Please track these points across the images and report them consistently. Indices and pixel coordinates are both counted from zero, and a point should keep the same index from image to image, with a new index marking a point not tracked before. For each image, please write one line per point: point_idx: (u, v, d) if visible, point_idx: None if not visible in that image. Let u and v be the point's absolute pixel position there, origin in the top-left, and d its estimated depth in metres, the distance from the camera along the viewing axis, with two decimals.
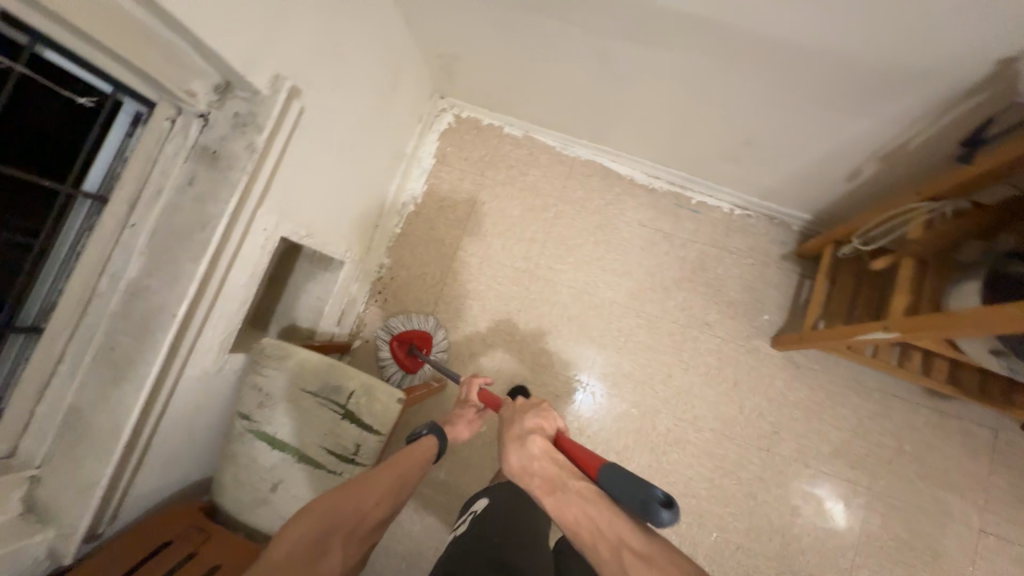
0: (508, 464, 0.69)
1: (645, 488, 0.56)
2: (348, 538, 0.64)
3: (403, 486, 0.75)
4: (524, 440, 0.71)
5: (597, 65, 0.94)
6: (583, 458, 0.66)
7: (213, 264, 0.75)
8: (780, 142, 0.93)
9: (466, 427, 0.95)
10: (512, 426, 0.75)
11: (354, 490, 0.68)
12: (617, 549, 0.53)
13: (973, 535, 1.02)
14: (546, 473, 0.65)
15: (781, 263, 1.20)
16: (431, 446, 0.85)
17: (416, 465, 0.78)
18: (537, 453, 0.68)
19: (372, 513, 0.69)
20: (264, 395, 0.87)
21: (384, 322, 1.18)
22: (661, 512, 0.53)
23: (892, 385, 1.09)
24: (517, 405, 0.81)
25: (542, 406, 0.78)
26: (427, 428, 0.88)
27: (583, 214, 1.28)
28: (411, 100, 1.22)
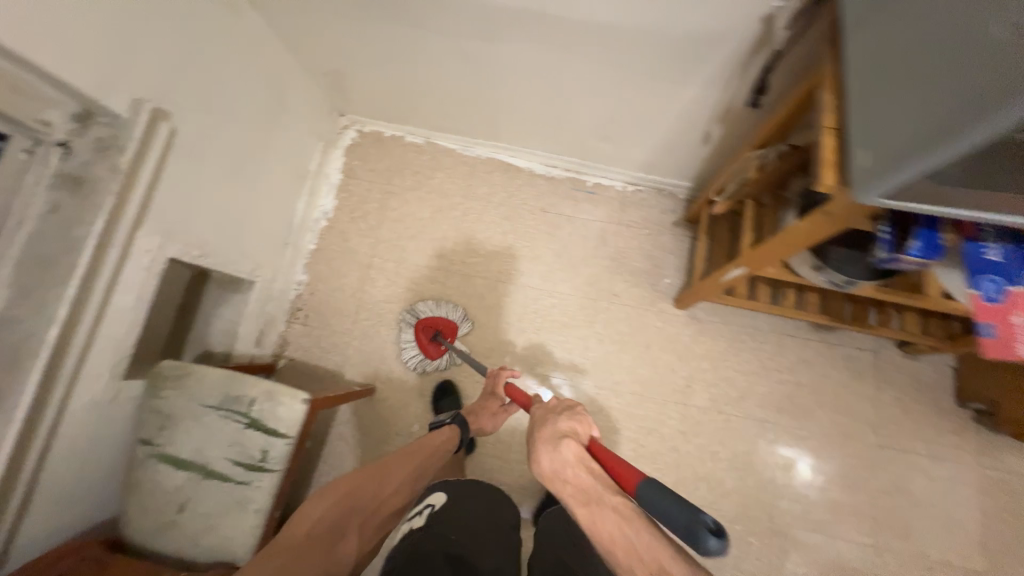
0: (541, 468, 0.66)
1: (694, 513, 0.51)
2: (363, 520, 0.80)
3: (412, 480, 0.90)
4: (558, 442, 0.67)
5: (463, 65, 1.02)
6: (615, 466, 0.63)
7: (88, 287, 0.76)
8: (637, 117, 1.03)
9: (489, 417, 1.08)
10: (544, 426, 0.72)
11: (368, 482, 0.84)
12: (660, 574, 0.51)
13: (870, 450, 1.11)
14: (580, 483, 0.62)
15: (674, 229, 1.29)
16: (451, 437, 1.00)
17: (426, 459, 0.93)
18: (571, 459, 0.64)
19: (384, 503, 0.85)
20: (164, 417, 0.86)
21: (412, 306, 1.24)
22: (709, 542, 0.49)
23: (783, 325, 1.19)
24: (549, 405, 0.77)
25: (576, 409, 0.73)
26: (449, 421, 1.03)
27: (488, 208, 1.35)
28: (306, 119, 1.27)
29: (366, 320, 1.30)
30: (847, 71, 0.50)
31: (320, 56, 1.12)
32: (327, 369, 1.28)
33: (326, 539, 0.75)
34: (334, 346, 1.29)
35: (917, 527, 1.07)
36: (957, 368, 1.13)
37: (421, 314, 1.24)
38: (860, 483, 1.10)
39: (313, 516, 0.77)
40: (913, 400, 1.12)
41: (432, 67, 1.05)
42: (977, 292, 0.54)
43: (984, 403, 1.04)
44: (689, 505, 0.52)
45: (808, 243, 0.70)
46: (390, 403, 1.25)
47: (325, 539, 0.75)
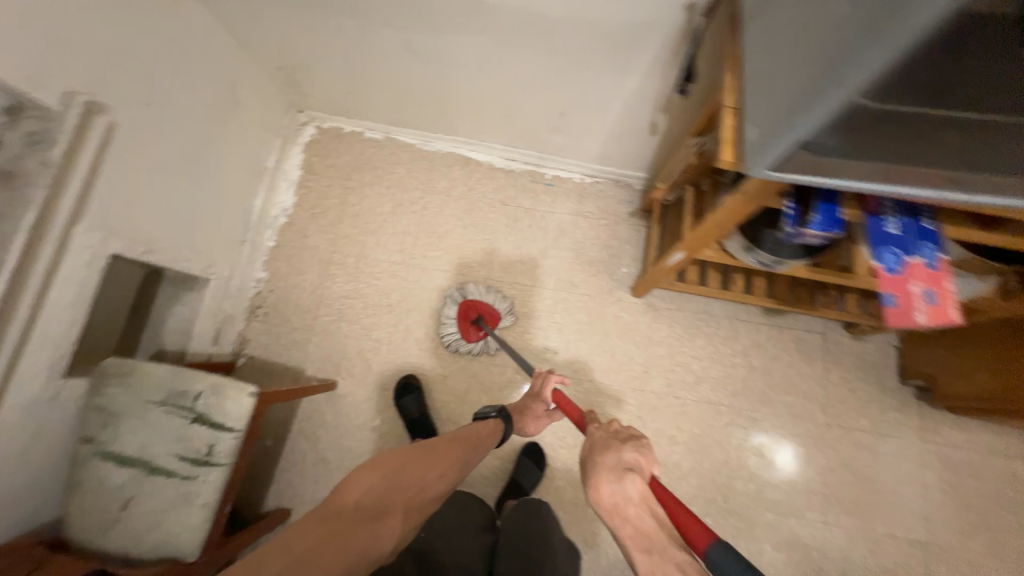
0: (598, 498, 0.62)
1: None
2: (407, 503, 0.73)
3: (456, 470, 0.83)
4: (621, 475, 0.63)
5: (413, 58, 1.02)
6: (683, 520, 0.58)
7: (21, 283, 0.74)
8: (586, 108, 1.05)
9: (533, 421, 1.02)
10: (605, 453, 0.68)
11: (415, 463, 0.78)
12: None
13: (819, 429, 1.15)
14: (641, 526, 0.57)
15: (630, 220, 1.31)
16: (492, 430, 0.95)
17: (470, 451, 0.87)
18: (635, 498, 0.60)
19: (429, 488, 0.78)
20: (107, 414, 0.84)
21: (462, 284, 1.23)
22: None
23: (735, 310, 1.22)
24: (610, 428, 0.74)
25: (640, 441, 0.69)
26: (496, 413, 0.99)
27: (449, 202, 1.36)
28: (262, 114, 1.26)
29: (326, 316, 1.30)
30: (744, 50, 0.53)
31: (272, 51, 1.12)
32: (287, 366, 1.27)
33: (371, 515, 0.68)
34: (295, 343, 1.28)
35: (863, 501, 1.11)
36: (899, 347, 1.17)
37: (468, 295, 1.23)
38: (809, 460, 1.13)
39: (360, 489, 0.71)
40: (858, 379, 1.16)
41: (383, 60, 1.06)
42: (879, 263, 0.56)
43: (923, 378, 1.09)
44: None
45: (733, 224, 0.73)
46: (352, 398, 1.25)
47: (369, 515, 0.68)
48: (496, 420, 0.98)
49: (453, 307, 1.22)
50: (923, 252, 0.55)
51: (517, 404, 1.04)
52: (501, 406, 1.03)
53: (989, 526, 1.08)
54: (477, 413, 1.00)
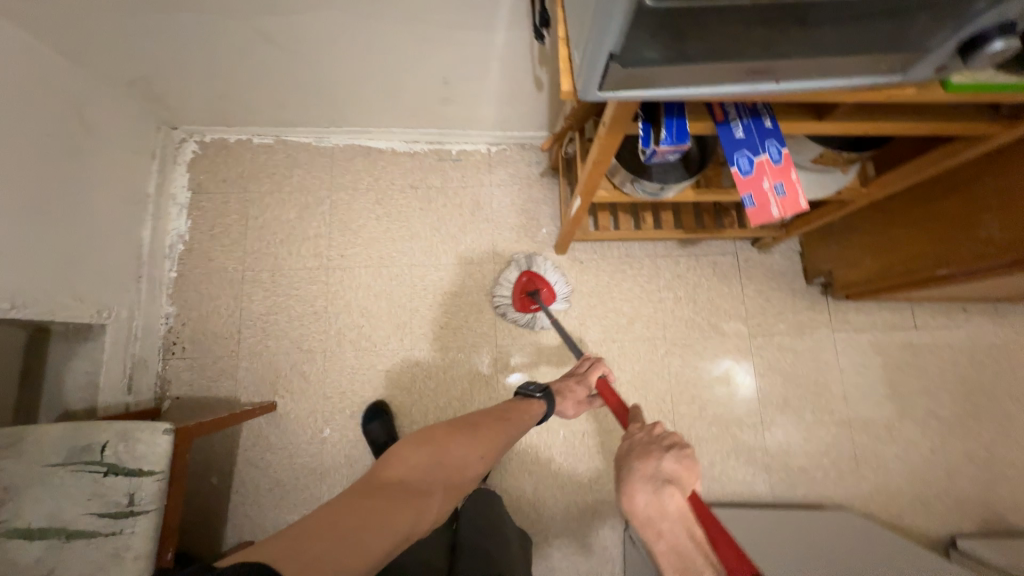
0: (631, 505, 0.55)
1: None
2: (449, 483, 0.66)
3: (502, 448, 0.75)
4: (662, 487, 0.56)
5: (276, 46, 0.96)
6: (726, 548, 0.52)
7: None
8: (469, 73, 1.03)
9: (573, 405, 0.91)
10: (645, 460, 0.61)
11: (459, 439, 0.71)
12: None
13: (745, 341, 1.23)
14: (677, 545, 0.51)
15: (542, 181, 1.32)
16: (536, 408, 0.85)
17: (516, 428, 0.80)
18: (673, 514, 0.53)
19: (474, 467, 0.70)
20: (0, 491, 0.76)
21: (530, 254, 1.22)
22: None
23: (654, 248, 1.27)
24: (649, 435, 0.66)
25: (683, 451, 0.61)
26: (537, 391, 0.88)
27: (357, 195, 1.31)
28: (126, 137, 1.15)
29: (250, 337, 1.23)
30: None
31: (118, 64, 1.02)
32: (219, 397, 1.20)
33: (414, 493, 0.62)
34: (222, 372, 1.21)
35: (793, 396, 1.21)
36: (801, 252, 1.27)
37: (532, 265, 1.21)
38: (740, 372, 1.22)
39: (404, 464, 0.65)
40: (772, 289, 1.25)
41: (245, 54, 0.99)
42: (735, 168, 0.60)
43: (823, 275, 1.19)
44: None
45: (610, 159, 0.74)
46: (295, 415, 1.20)
47: (411, 493, 0.61)
48: (540, 399, 0.86)
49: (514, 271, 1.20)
50: (769, 149, 0.59)
51: (557, 383, 0.94)
52: (544, 384, 0.91)
53: (898, 393, 1.21)
54: (521, 389, 0.90)
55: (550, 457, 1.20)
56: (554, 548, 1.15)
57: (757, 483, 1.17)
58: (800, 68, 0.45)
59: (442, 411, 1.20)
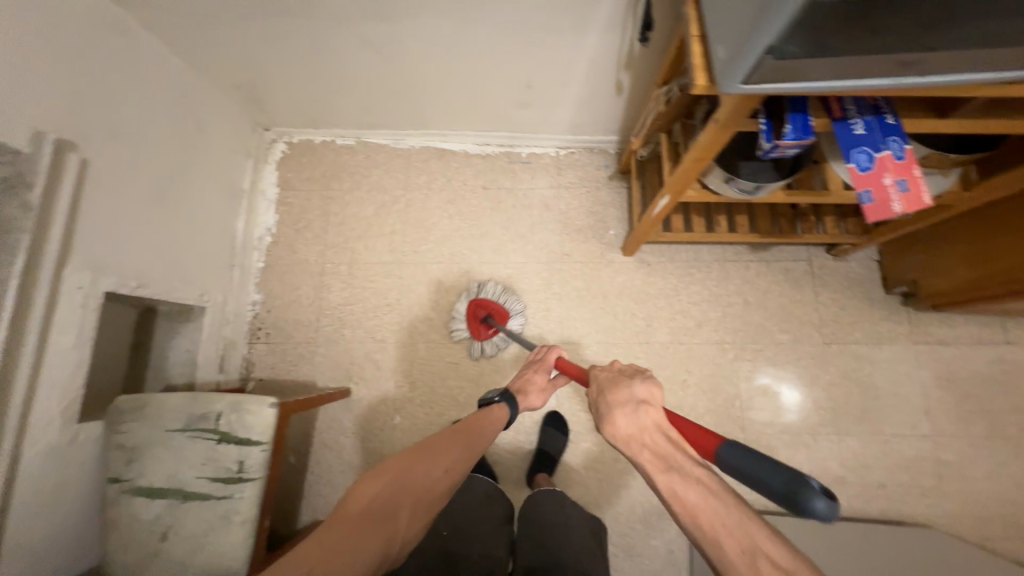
0: (614, 430, 0.63)
1: (799, 473, 0.48)
2: (416, 504, 0.66)
3: (468, 461, 0.75)
4: (636, 407, 0.63)
5: (374, 53, 1.04)
6: (695, 433, 0.60)
7: (22, 329, 0.74)
8: (552, 77, 1.07)
9: (539, 395, 0.96)
10: (617, 389, 0.67)
11: (422, 461, 0.69)
12: (749, 551, 0.47)
13: (819, 349, 1.21)
14: (658, 448, 0.58)
15: (610, 183, 1.35)
16: (499, 416, 0.86)
17: (481, 439, 0.79)
18: (650, 425, 0.61)
19: (441, 482, 0.70)
20: (131, 450, 0.84)
21: (482, 280, 1.24)
22: (816, 502, 0.46)
23: (723, 252, 1.27)
24: (614, 368, 0.73)
25: (647, 371, 0.69)
26: (498, 398, 0.91)
27: (431, 194, 1.37)
28: (229, 137, 1.25)
29: (328, 326, 1.30)
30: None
31: (230, 70, 1.12)
32: (298, 381, 1.27)
33: (378, 523, 0.61)
34: (301, 358, 1.28)
35: (870, 408, 1.17)
36: (880, 261, 1.24)
37: (484, 293, 1.24)
38: (786, 386, 1.19)
39: (366, 495, 0.63)
40: (847, 297, 1.23)
41: (344, 60, 1.07)
42: (853, 164, 0.60)
43: (905, 285, 1.16)
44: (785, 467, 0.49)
45: (713, 156, 0.76)
46: (367, 401, 1.25)
47: (380, 523, 0.61)
48: (501, 403, 0.89)
49: (463, 302, 1.24)
50: (891, 146, 0.59)
51: (517, 380, 0.97)
52: (506, 388, 0.95)
53: (986, 411, 1.15)
54: (481, 401, 0.92)
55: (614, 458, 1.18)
56: (617, 548, 1.15)
57: None
58: (948, 62, 0.46)
59: None
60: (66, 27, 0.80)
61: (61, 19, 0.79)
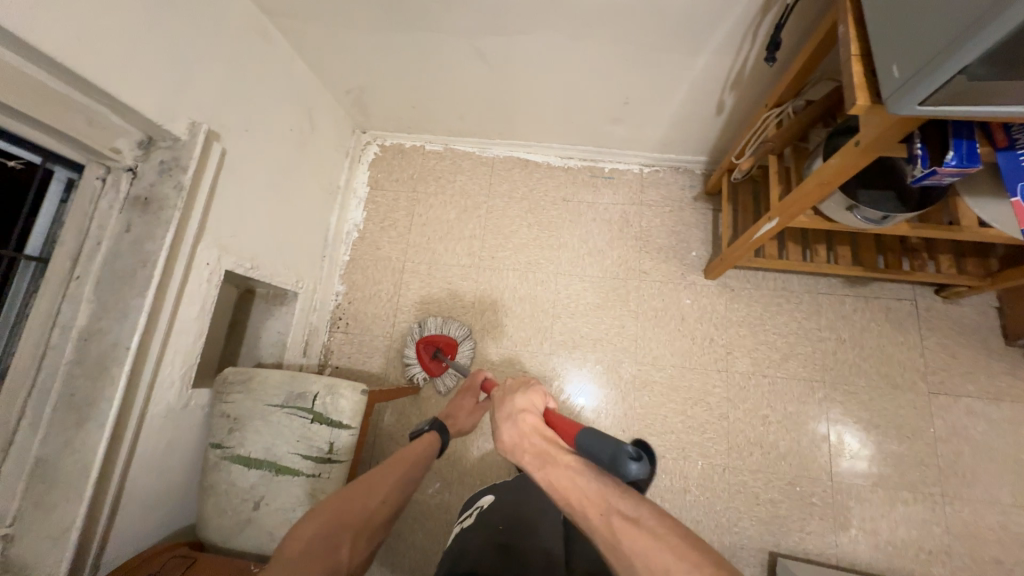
0: (502, 444, 0.70)
1: (618, 444, 0.56)
2: (359, 533, 0.68)
3: (405, 489, 0.78)
4: (515, 417, 0.71)
5: (482, 64, 1.08)
6: (562, 426, 0.67)
7: (162, 296, 0.81)
8: (652, 94, 1.08)
9: (469, 417, 1.02)
10: (503, 404, 0.75)
11: (359, 491, 0.71)
12: (606, 511, 0.54)
13: (924, 399, 1.11)
14: (535, 446, 0.65)
15: (694, 204, 1.32)
16: (431, 441, 0.90)
17: (416, 466, 0.82)
18: (527, 429, 0.69)
19: (379, 512, 0.72)
20: (232, 420, 0.89)
21: (421, 320, 1.26)
22: (630, 467, 0.55)
23: (815, 284, 1.20)
24: (505, 387, 0.81)
25: (528, 384, 0.78)
26: (429, 425, 0.94)
27: (511, 203, 1.39)
28: (333, 137, 1.34)
29: (404, 322, 1.34)
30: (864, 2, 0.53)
31: (344, 76, 1.21)
32: (372, 372, 1.32)
33: (320, 557, 0.62)
34: (376, 350, 1.33)
35: (981, 469, 1.05)
36: (1000, 308, 1.13)
37: (427, 330, 1.25)
38: (847, 434, 1.11)
39: (303, 536, 0.63)
40: (960, 344, 1.12)
41: (451, 69, 1.12)
42: (1019, 200, 0.56)
43: None
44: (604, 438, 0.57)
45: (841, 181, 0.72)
46: (434, 399, 1.28)
47: (323, 560, 0.62)
48: (432, 432, 0.93)
49: (412, 346, 1.23)
50: None
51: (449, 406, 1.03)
52: (436, 418, 0.98)
53: None
54: (411, 432, 0.95)
55: (685, 490, 1.11)
56: None
57: (931, 563, 1.02)
58: None
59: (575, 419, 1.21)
60: (223, 32, 0.89)
61: (221, 26, 0.89)
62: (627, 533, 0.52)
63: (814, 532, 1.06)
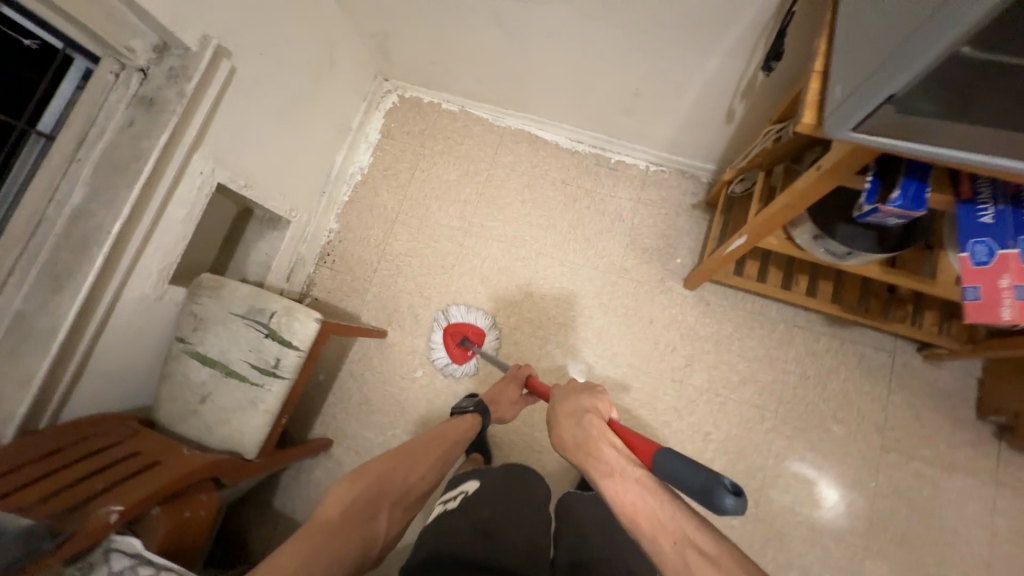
0: (563, 441, 0.75)
1: (712, 475, 0.56)
2: (394, 505, 0.78)
3: (437, 470, 0.89)
4: (581, 419, 0.76)
5: (501, 29, 1.07)
6: (636, 442, 0.68)
7: (150, 193, 0.87)
8: (664, 88, 1.04)
9: (509, 407, 1.09)
10: (568, 403, 0.80)
11: (397, 467, 0.82)
12: (680, 542, 0.55)
13: (874, 452, 1.08)
14: (602, 454, 0.68)
15: (692, 211, 1.29)
16: (472, 426, 1.00)
17: (450, 451, 0.93)
18: (594, 433, 0.72)
19: (412, 487, 0.83)
20: (198, 319, 0.97)
21: (445, 309, 1.29)
22: (726, 499, 0.55)
23: (794, 316, 1.17)
24: (571, 384, 0.86)
25: (597, 388, 0.81)
26: (472, 408, 1.04)
27: (512, 175, 1.40)
28: (352, 78, 1.37)
29: (385, 270, 1.39)
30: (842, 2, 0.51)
31: (371, 17, 1.22)
32: (347, 311, 1.38)
33: (356, 522, 0.71)
34: (355, 291, 1.39)
35: (913, 534, 1.03)
36: (983, 380, 1.07)
37: (453, 318, 1.28)
38: (784, 468, 1.10)
39: (342, 500, 0.72)
40: (927, 407, 1.08)
41: (472, 29, 1.12)
42: (967, 255, 0.54)
43: (1006, 415, 0.99)
44: (695, 463, 0.59)
45: (807, 205, 0.69)
46: (408, 357, 1.32)
47: (358, 524, 0.71)
48: (474, 413, 1.03)
49: (439, 332, 1.28)
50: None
51: (492, 392, 1.09)
52: (478, 399, 1.07)
53: None
54: (456, 409, 1.05)
55: None
56: None
57: None
58: None
59: None
60: None
61: None
62: (704, 570, 0.52)
63: None
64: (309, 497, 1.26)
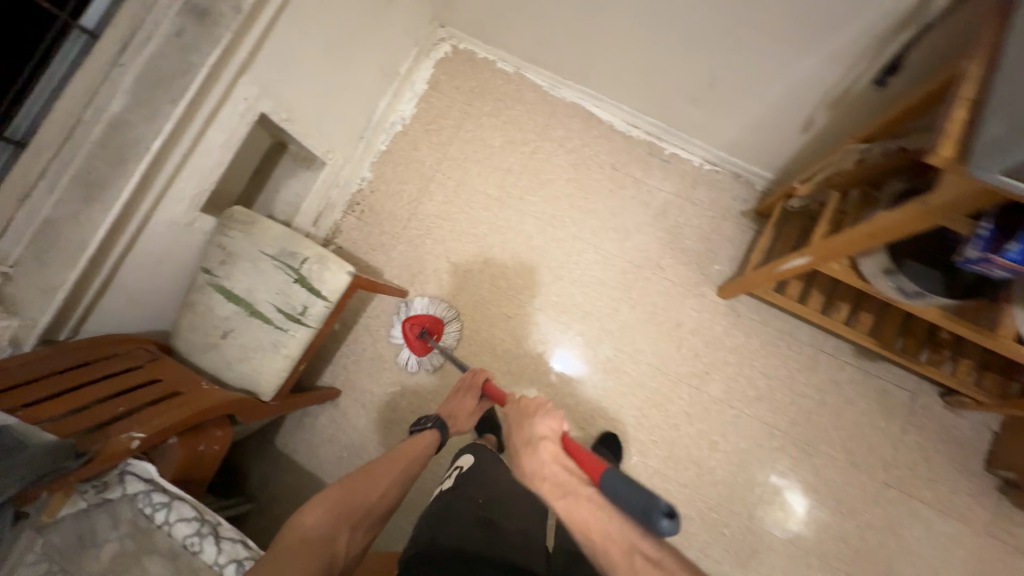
0: (523, 467, 0.88)
1: (652, 500, 0.70)
2: (357, 523, 0.79)
3: (401, 486, 0.89)
4: (537, 447, 0.88)
5: None
6: (585, 461, 0.82)
7: (193, 112, 0.82)
8: (745, 84, 0.98)
9: (467, 417, 1.06)
10: (523, 428, 0.92)
11: (357, 487, 0.83)
12: (628, 550, 0.71)
13: (875, 485, 1.09)
14: (557, 478, 0.84)
15: (739, 218, 1.24)
16: (432, 438, 0.98)
17: (415, 465, 0.93)
18: (547, 459, 0.86)
19: (375, 506, 0.83)
20: (227, 253, 0.93)
21: (406, 299, 1.26)
22: (663, 522, 0.69)
23: (823, 341, 1.15)
24: (523, 405, 0.96)
25: (546, 408, 0.94)
26: (429, 423, 1.00)
27: (560, 151, 1.33)
28: (409, 20, 1.27)
29: (415, 229, 1.35)
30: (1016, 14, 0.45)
31: None
32: (369, 265, 1.35)
33: (320, 542, 0.72)
34: (380, 246, 1.35)
35: (896, 567, 1.06)
36: (999, 434, 1.07)
37: (411, 311, 1.25)
38: (784, 487, 1.11)
39: (307, 522, 0.74)
40: (937, 451, 1.09)
41: None
42: None
43: (1014, 471, 1.00)
44: (635, 483, 0.73)
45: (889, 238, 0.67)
46: None
47: (322, 545, 0.72)
48: (433, 429, 0.99)
49: (398, 326, 1.25)
50: None
51: (445, 407, 1.06)
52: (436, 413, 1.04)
53: None
54: (415, 424, 1.02)
55: None
56: None
57: None
58: None
59: (539, 376, 1.22)
60: None
61: None
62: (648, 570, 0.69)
63: (713, 557, 1.10)
64: (310, 442, 1.27)
